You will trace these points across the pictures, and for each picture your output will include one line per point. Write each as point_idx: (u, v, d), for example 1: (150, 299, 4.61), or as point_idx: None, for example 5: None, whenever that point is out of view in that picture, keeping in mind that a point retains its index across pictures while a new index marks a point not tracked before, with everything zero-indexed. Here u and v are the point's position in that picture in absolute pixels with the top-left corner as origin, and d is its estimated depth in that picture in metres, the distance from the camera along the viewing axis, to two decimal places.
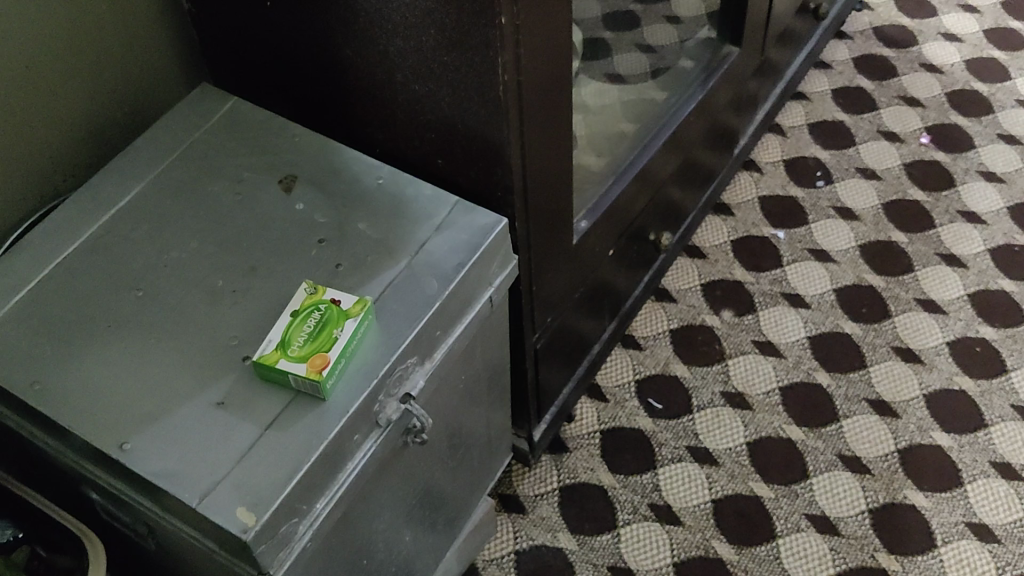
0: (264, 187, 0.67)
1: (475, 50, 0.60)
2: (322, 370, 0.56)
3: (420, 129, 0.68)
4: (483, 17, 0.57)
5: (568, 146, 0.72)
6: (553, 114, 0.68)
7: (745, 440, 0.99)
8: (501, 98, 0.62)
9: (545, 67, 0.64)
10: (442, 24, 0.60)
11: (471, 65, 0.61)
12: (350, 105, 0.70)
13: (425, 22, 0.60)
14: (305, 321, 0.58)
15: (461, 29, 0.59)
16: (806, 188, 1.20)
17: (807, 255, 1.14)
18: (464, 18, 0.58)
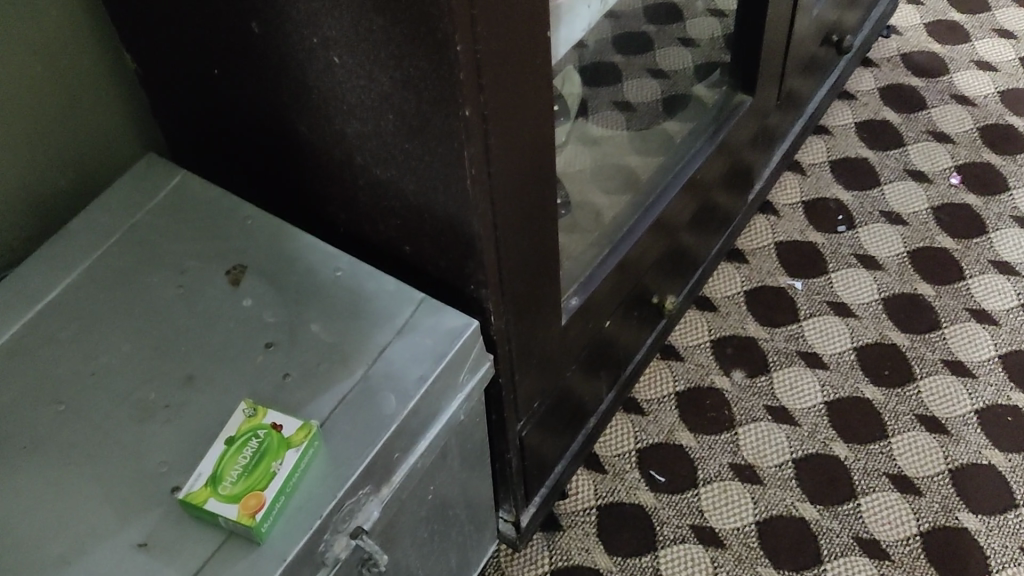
0: (209, 279, 0.60)
1: (438, 139, 0.53)
2: (256, 513, 0.49)
3: (385, 214, 0.61)
4: (445, 104, 0.50)
5: (553, 229, 0.65)
6: (534, 199, 0.60)
7: (755, 519, 0.91)
8: (469, 193, 0.54)
9: (522, 152, 0.57)
10: (402, 107, 0.53)
11: (435, 154, 0.54)
12: (312, 182, 0.63)
13: (383, 104, 0.54)
14: (240, 450, 0.51)
15: (422, 115, 0.52)
16: (826, 233, 1.12)
17: (826, 308, 1.06)
18: (424, 104, 0.51)
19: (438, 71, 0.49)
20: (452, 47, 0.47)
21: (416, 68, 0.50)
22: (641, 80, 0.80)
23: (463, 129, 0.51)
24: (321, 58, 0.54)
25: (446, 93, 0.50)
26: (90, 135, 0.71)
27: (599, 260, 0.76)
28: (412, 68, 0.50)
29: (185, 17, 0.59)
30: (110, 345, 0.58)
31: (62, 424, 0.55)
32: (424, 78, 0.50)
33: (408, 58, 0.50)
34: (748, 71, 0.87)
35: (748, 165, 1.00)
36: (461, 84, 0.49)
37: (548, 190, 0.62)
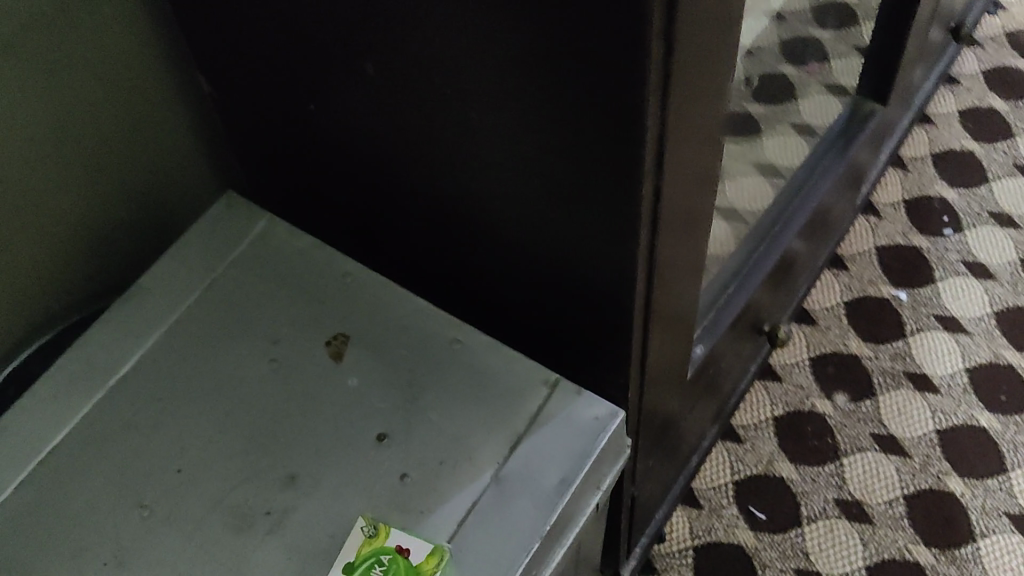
0: (306, 352, 0.52)
1: (596, 215, 0.43)
2: None
3: (510, 277, 0.52)
4: (613, 183, 0.41)
5: (697, 285, 0.56)
6: (687, 260, 0.52)
7: (864, 564, 0.84)
8: (627, 274, 0.45)
9: (685, 217, 0.48)
10: (550, 178, 0.44)
11: (586, 230, 0.45)
12: (419, 234, 0.54)
13: (525, 170, 0.44)
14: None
15: (575, 189, 0.43)
16: (931, 237, 1.03)
17: (933, 323, 0.97)
18: (581, 182, 0.42)
19: (607, 149, 0.40)
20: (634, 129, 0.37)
21: (576, 141, 0.40)
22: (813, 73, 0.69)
23: (631, 214, 0.42)
24: (446, 114, 0.45)
25: (616, 172, 0.40)
26: (154, 161, 0.62)
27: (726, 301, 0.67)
28: (571, 142, 0.41)
29: (271, 49, 0.49)
30: (196, 432, 0.50)
31: (147, 535, 0.47)
32: (585, 154, 0.41)
33: (566, 130, 0.40)
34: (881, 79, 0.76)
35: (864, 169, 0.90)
36: (639, 165, 0.39)
37: (700, 248, 0.53)
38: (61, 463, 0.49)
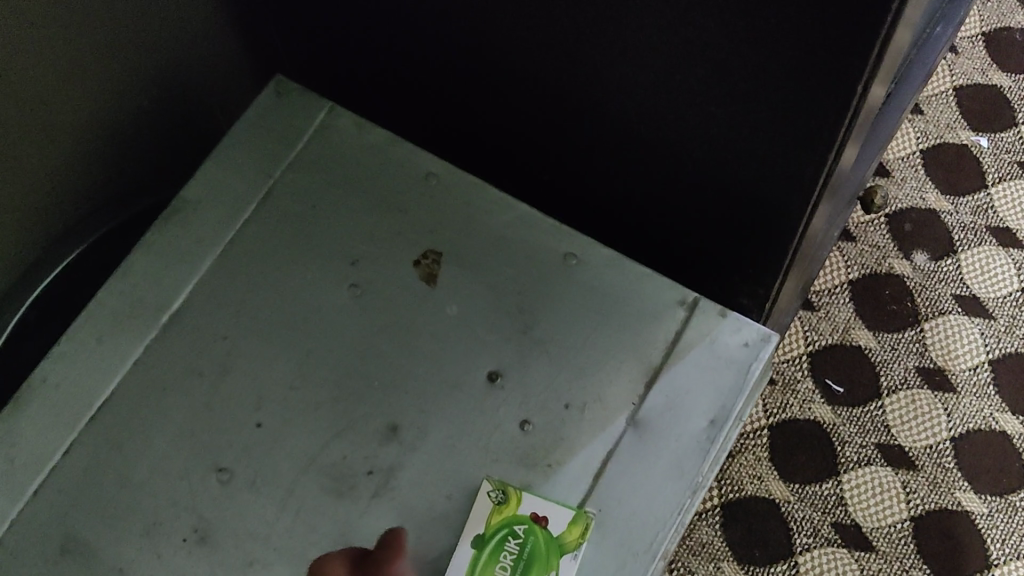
0: (393, 273, 0.44)
1: (786, 102, 0.35)
2: None
3: (639, 173, 0.45)
4: (825, 72, 0.33)
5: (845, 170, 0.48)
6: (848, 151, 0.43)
7: (949, 436, 0.80)
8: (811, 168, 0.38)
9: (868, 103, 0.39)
10: (728, 64, 0.35)
11: (764, 124, 0.37)
12: (520, 120, 0.46)
13: (691, 56, 0.36)
14: (498, 557, 0.38)
15: (763, 78, 0.35)
16: (1012, 75, 0.94)
17: (1017, 171, 0.89)
18: (775, 68, 0.34)
19: (828, 31, 0.31)
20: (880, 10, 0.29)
21: (781, 23, 0.32)
22: None
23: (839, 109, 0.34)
24: None
25: (834, 59, 0.33)
26: (171, 34, 0.52)
27: (846, 180, 0.59)
28: (774, 23, 0.32)
29: None
30: (270, 376, 0.42)
31: (229, 504, 0.40)
32: (792, 38, 0.32)
33: (771, 10, 0.32)
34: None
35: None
36: (871, 52, 0.31)
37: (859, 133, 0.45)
38: (113, 419, 0.41)
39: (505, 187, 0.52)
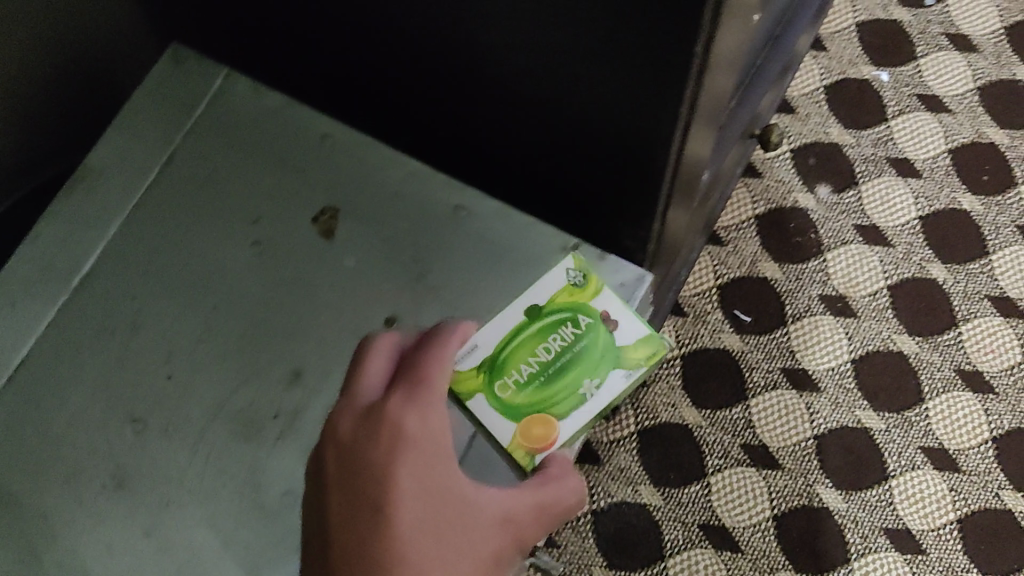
0: (290, 229, 0.47)
1: (635, 62, 0.38)
2: (533, 447, 0.41)
3: (517, 129, 0.47)
4: (662, 36, 0.36)
5: (717, 120, 0.52)
6: (712, 101, 0.46)
7: (850, 358, 0.84)
8: (664, 121, 0.40)
9: (721, 59, 0.42)
10: (579, 30, 0.38)
11: (619, 85, 0.40)
12: (406, 82, 0.48)
13: (547, 21, 0.38)
14: (551, 334, 0.44)
15: (605, 49, 0.38)
16: (911, 10, 0.98)
17: (915, 103, 0.93)
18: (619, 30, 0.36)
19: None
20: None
21: None
22: None
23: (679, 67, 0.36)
24: None
25: (667, 24, 0.35)
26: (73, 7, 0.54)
27: (731, 126, 0.64)
28: None
29: None
30: (179, 331, 0.45)
31: (144, 451, 0.43)
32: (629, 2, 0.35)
33: None
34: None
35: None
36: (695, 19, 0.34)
37: (725, 87, 0.48)
38: (32, 377, 0.44)
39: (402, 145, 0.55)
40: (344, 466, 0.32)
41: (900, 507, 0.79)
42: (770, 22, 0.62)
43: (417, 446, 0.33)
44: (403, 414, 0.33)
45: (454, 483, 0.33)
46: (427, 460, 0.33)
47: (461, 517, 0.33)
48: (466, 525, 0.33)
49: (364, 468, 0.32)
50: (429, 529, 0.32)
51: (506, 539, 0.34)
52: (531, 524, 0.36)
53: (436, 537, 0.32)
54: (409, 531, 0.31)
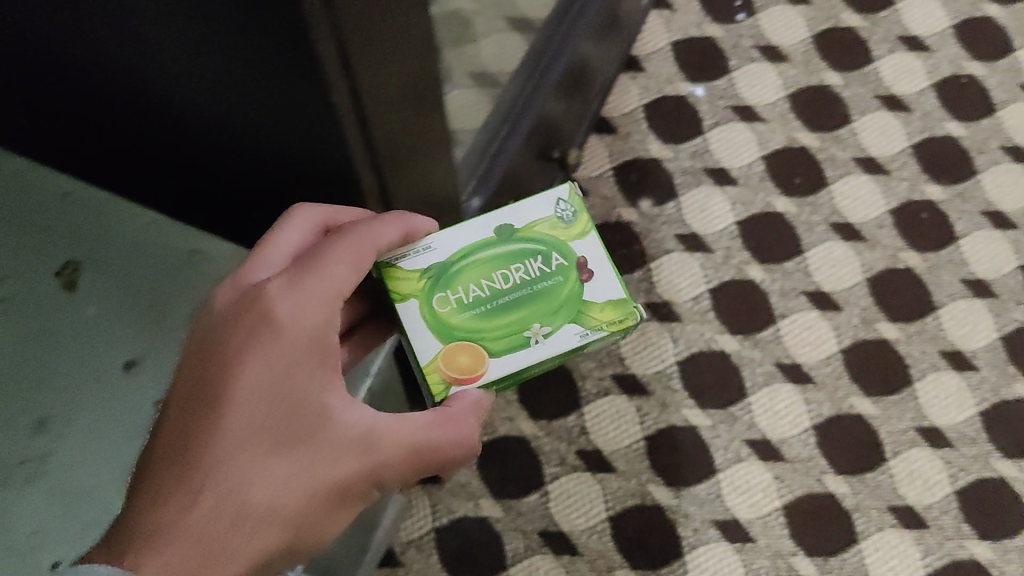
0: (37, 287, 0.51)
1: (303, 123, 0.42)
2: (452, 376, 0.52)
3: (243, 182, 0.51)
4: (312, 104, 0.40)
5: (441, 151, 0.56)
6: (420, 142, 0.51)
7: (676, 360, 0.91)
8: (348, 167, 0.45)
9: (406, 111, 0.46)
10: (248, 98, 0.41)
11: (300, 142, 0.44)
12: (142, 145, 0.52)
13: (224, 92, 0.42)
14: (511, 264, 0.56)
15: (275, 110, 0.41)
16: (723, 26, 1.04)
17: (729, 114, 1.00)
18: (278, 99, 0.40)
19: (292, 72, 0.38)
20: (316, 42, 0.35)
21: (262, 67, 0.38)
22: None
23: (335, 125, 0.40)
24: (121, 29, 0.41)
25: (311, 95, 0.39)
26: None
27: (487, 159, 0.70)
28: (258, 68, 0.38)
29: None
30: None
31: None
32: (273, 77, 0.39)
33: (251, 60, 0.38)
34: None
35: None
36: (327, 90, 0.38)
37: (435, 120, 0.51)
38: None
39: (160, 199, 0.58)
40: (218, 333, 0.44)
41: (728, 499, 0.86)
42: (497, 50, 0.68)
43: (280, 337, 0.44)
44: (281, 303, 0.45)
45: (307, 392, 0.45)
46: (287, 358, 0.44)
47: (318, 422, 0.45)
48: (312, 418, 0.45)
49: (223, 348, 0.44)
50: (264, 423, 0.43)
51: (356, 443, 0.45)
52: (394, 454, 0.46)
53: (270, 432, 0.43)
54: (239, 425, 0.43)
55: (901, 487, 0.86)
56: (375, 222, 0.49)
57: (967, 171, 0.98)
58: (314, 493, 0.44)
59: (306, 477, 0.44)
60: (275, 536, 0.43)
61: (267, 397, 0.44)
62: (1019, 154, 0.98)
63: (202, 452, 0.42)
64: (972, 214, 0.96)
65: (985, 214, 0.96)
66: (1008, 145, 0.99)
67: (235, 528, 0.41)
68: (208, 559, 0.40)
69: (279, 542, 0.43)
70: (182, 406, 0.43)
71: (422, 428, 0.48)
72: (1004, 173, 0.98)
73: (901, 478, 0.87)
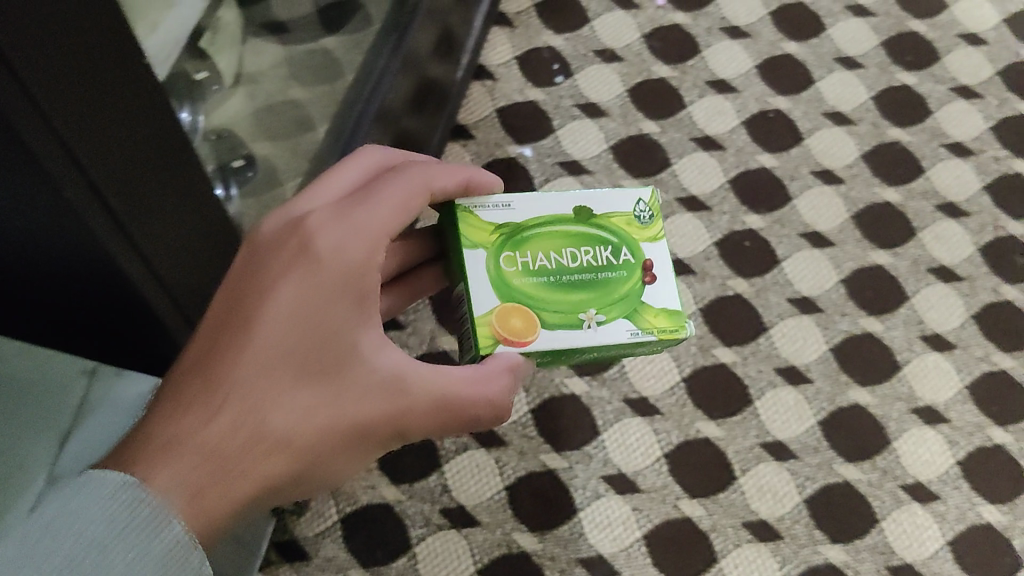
0: None
1: (59, 222, 0.46)
2: (497, 333, 0.59)
3: (35, 282, 0.55)
4: (57, 203, 0.44)
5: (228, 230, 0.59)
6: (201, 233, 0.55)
7: (529, 408, 0.94)
8: (115, 260, 0.49)
9: (172, 205, 0.51)
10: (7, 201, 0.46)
11: (64, 239, 0.48)
12: None
13: None
14: (582, 246, 0.62)
15: (32, 211, 0.46)
16: (544, 88, 1.10)
17: (558, 170, 1.06)
18: (30, 200, 0.45)
19: (29, 175, 0.42)
20: (8, 114, 0.38)
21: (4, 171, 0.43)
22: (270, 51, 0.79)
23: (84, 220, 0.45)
24: None
25: (53, 195, 0.43)
26: None
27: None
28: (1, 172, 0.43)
29: None
30: None
31: None
32: (16, 180, 0.43)
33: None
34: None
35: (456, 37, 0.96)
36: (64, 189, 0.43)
37: (209, 202, 0.55)
38: None
39: None
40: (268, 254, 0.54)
41: (591, 536, 0.88)
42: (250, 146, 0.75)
43: (321, 267, 0.53)
44: (321, 239, 0.54)
45: (338, 328, 0.53)
46: (317, 295, 0.53)
47: (345, 357, 0.53)
48: (342, 348, 0.53)
49: (267, 272, 0.53)
50: (295, 343, 0.52)
51: (381, 380, 0.54)
52: (419, 401, 0.55)
53: (299, 356, 0.52)
54: (273, 344, 0.51)
55: (753, 502, 0.90)
56: (432, 170, 0.59)
57: (782, 199, 1.05)
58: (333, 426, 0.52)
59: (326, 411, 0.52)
60: (292, 458, 0.51)
61: (301, 320, 0.52)
62: (828, 177, 1.06)
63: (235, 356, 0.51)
64: (791, 238, 1.03)
65: (802, 236, 1.03)
66: (817, 169, 1.07)
67: (253, 444, 0.49)
68: (225, 463, 0.48)
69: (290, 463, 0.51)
70: (225, 315, 0.52)
71: (450, 382, 0.56)
72: (816, 196, 1.05)
73: (752, 494, 0.91)
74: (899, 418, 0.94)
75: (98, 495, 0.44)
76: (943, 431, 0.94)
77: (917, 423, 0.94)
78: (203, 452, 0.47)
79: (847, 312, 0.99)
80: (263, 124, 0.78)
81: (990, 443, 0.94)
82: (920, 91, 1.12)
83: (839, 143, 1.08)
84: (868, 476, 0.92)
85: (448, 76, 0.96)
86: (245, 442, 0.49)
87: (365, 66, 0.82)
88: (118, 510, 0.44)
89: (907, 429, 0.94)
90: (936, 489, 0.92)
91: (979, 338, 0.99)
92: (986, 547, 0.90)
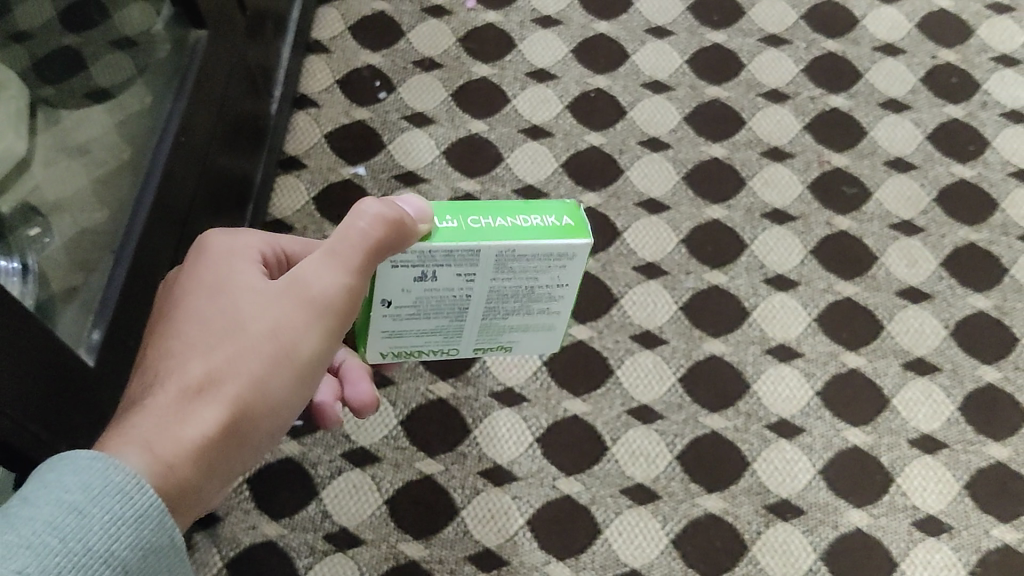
0: None
1: None
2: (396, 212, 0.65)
3: None
4: None
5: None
6: None
7: (398, 421, 0.95)
8: None
9: None
10: None
11: None
12: None
13: None
14: None
15: None
16: (369, 107, 1.11)
17: (395, 184, 1.07)
18: None
19: None
20: None
21: None
22: (76, 114, 0.79)
23: None
24: None
25: None
26: None
27: (107, 284, 0.74)
28: None
29: None
30: None
31: None
32: None
33: None
34: (187, 10, 0.83)
35: (256, 69, 0.98)
36: None
37: None
38: None
39: None
40: (167, 289, 0.64)
41: (476, 532, 0.89)
42: (50, 212, 0.75)
43: (204, 263, 0.64)
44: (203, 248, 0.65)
45: (234, 285, 0.61)
46: (204, 278, 0.62)
47: (242, 295, 0.61)
48: (241, 290, 0.61)
49: (167, 293, 0.63)
50: (199, 311, 0.60)
51: (283, 287, 0.61)
52: (321, 274, 0.61)
53: (205, 316, 0.60)
54: (181, 323, 0.60)
55: (628, 469, 0.92)
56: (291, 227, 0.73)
57: (614, 172, 1.08)
58: (253, 340, 0.59)
59: (244, 331, 0.59)
60: (230, 390, 0.57)
61: (200, 296, 0.61)
62: (655, 145, 1.10)
63: (152, 349, 0.59)
64: (628, 209, 1.06)
65: (638, 205, 1.06)
66: (644, 139, 1.10)
67: (187, 392, 0.56)
68: (170, 413, 0.55)
69: (231, 391, 0.57)
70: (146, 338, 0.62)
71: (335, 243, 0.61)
72: (647, 164, 1.09)
73: (626, 460, 0.93)
74: (755, 361, 0.98)
75: (75, 468, 0.47)
76: (799, 366, 0.97)
77: (773, 363, 0.98)
78: (142, 414, 0.55)
79: (691, 270, 1.03)
80: (70, 188, 0.78)
81: (845, 369, 0.97)
82: (730, 48, 1.16)
83: (660, 111, 1.12)
84: (733, 422, 0.95)
85: (252, 111, 0.98)
86: (180, 391, 0.56)
87: (157, 116, 0.83)
88: (85, 471, 0.47)
89: (764, 370, 0.97)
90: (800, 422, 0.95)
91: (820, 270, 1.03)
92: (857, 469, 0.92)
